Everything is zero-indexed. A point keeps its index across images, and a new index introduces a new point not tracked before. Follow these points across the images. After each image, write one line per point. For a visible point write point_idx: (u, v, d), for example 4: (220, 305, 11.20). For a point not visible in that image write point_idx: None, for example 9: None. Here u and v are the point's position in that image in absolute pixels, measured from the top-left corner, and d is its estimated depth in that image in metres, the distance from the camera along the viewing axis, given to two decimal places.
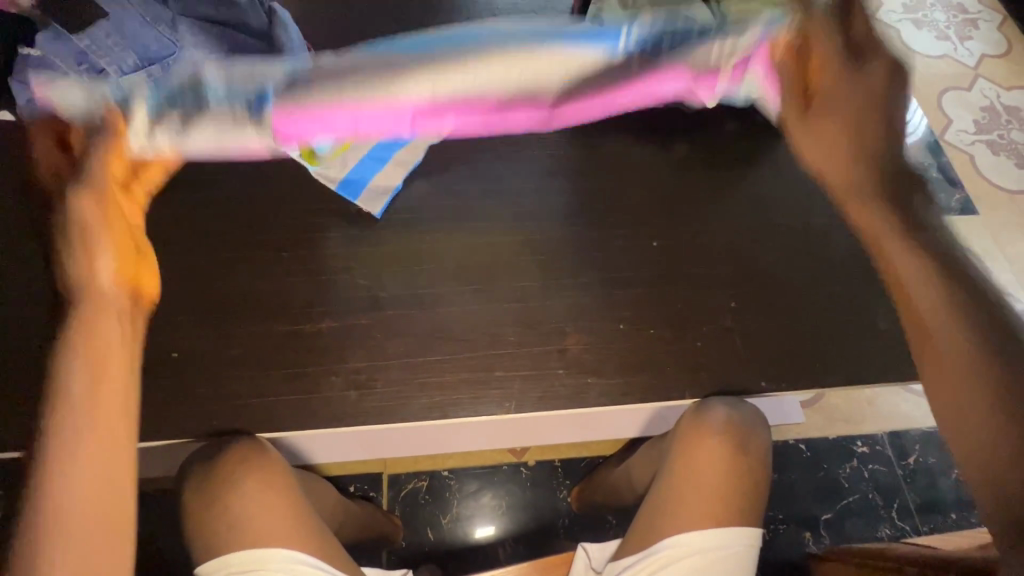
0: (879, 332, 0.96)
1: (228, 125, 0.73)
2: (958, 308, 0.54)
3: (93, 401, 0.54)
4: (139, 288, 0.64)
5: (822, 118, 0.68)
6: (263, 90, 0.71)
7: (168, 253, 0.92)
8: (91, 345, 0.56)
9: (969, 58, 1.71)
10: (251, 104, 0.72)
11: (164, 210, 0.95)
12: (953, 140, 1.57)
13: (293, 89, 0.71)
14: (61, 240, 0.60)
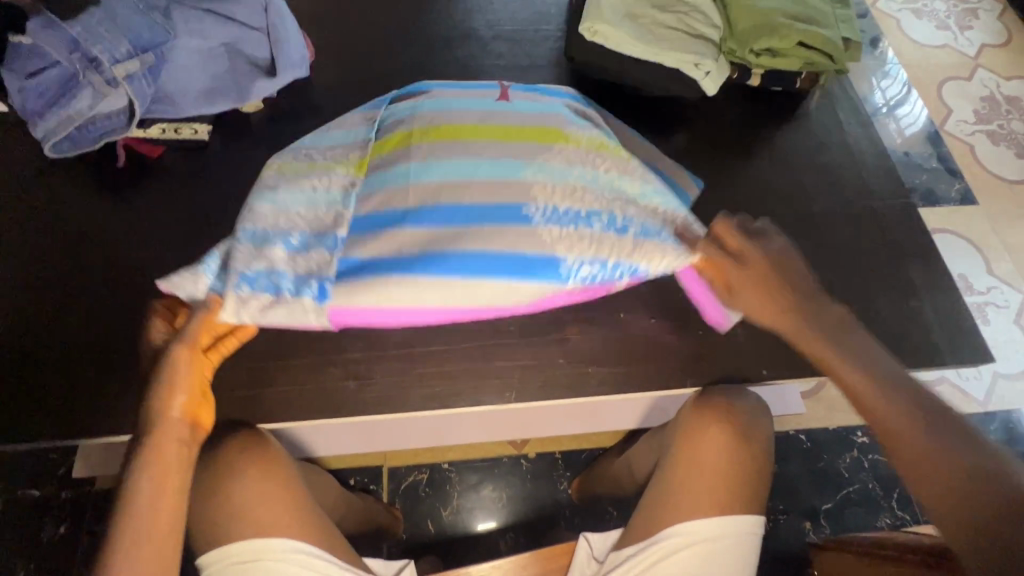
0: (879, 320, 0.96)
1: (289, 311, 0.73)
2: (937, 429, 0.62)
3: (151, 510, 0.63)
4: (202, 422, 0.71)
5: (752, 277, 0.74)
6: (325, 285, 0.74)
7: (163, 244, 0.91)
8: (158, 449, 0.66)
9: (970, 47, 1.70)
10: (316, 294, 0.74)
11: (159, 200, 0.94)
12: (953, 130, 1.56)
13: (350, 295, 0.73)
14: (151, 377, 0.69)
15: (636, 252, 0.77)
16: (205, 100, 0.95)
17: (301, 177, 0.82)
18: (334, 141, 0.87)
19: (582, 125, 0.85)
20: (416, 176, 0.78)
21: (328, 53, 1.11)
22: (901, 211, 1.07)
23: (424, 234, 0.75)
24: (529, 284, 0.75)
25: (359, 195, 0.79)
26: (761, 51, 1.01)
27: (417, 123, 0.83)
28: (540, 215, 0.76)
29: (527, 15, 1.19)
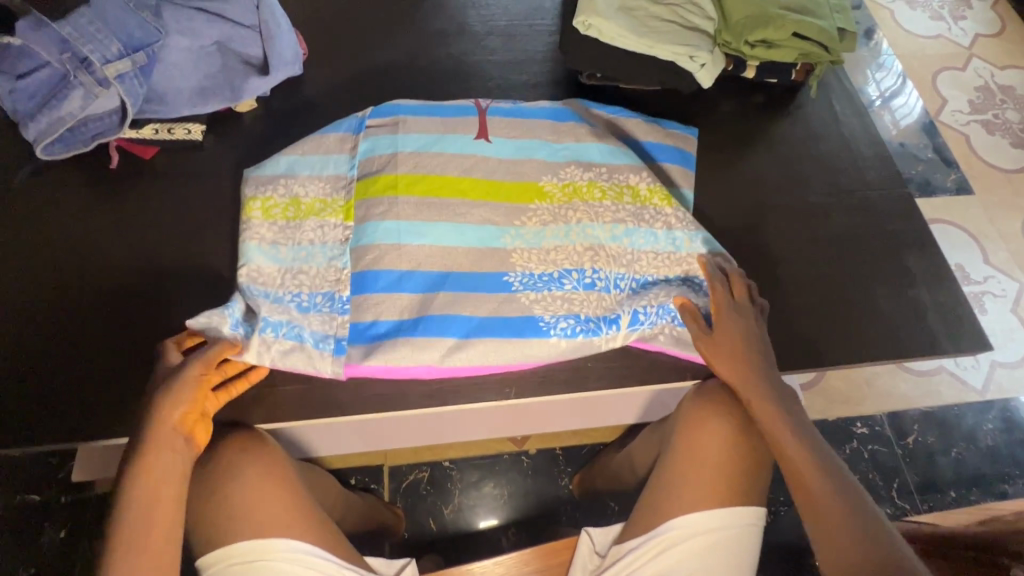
0: (879, 311, 0.96)
1: (308, 362, 0.79)
2: (837, 488, 0.67)
3: (148, 514, 0.64)
4: (197, 436, 0.71)
5: (732, 330, 0.80)
6: (342, 344, 0.80)
7: (159, 245, 0.90)
8: (153, 459, 0.66)
9: (964, 38, 1.70)
10: (333, 350, 0.80)
11: (153, 201, 0.93)
12: (948, 121, 1.57)
13: (368, 355, 0.79)
14: (155, 388, 0.70)
15: (601, 305, 0.84)
16: (197, 98, 0.94)
17: (292, 224, 0.85)
18: (314, 172, 0.88)
19: (557, 170, 0.91)
20: (407, 237, 0.83)
21: (322, 51, 1.11)
22: (898, 201, 1.07)
23: (417, 297, 0.82)
24: (512, 343, 0.81)
25: (352, 249, 0.83)
26: (756, 43, 1.00)
27: (405, 170, 0.87)
28: (520, 282, 0.84)
29: (521, 9, 1.18)
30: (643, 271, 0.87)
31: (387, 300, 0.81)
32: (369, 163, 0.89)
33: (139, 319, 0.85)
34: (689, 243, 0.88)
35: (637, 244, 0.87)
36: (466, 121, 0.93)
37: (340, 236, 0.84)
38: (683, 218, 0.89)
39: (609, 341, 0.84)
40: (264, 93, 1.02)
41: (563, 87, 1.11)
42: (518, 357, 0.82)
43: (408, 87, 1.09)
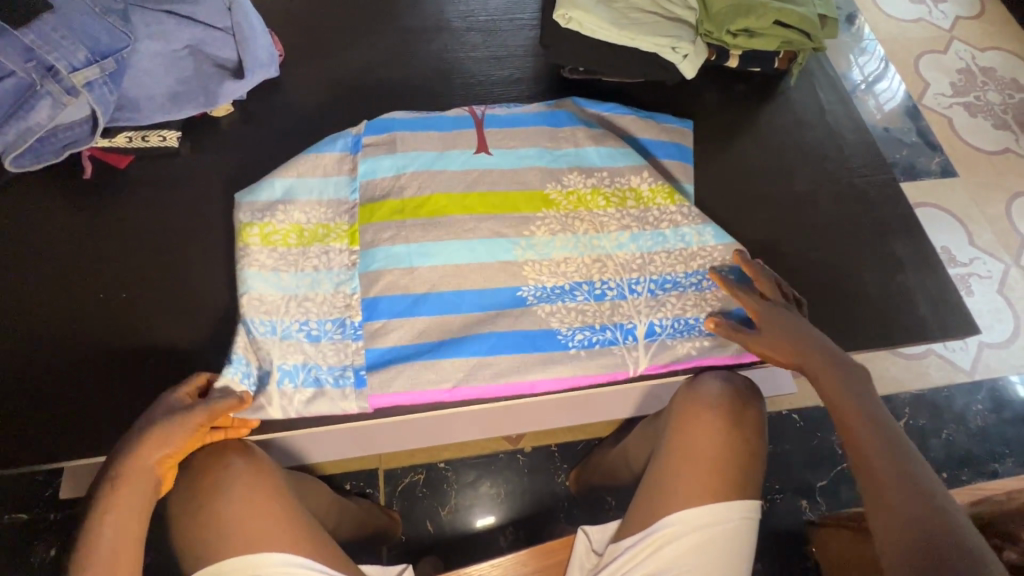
0: (867, 297, 0.96)
1: (331, 399, 0.77)
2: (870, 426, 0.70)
3: (118, 520, 0.64)
4: (167, 478, 0.69)
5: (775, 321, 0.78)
6: (361, 373, 0.78)
7: (136, 256, 0.88)
8: (127, 477, 0.65)
9: (944, 21, 1.71)
10: (353, 383, 0.78)
11: (129, 211, 0.91)
12: (930, 105, 1.57)
13: (384, 382, 0.77)
14: (146, 421, 0.68)
15: (619, 313, 0.83)
16: (171, 104, 0.92)
17: (295, 250, 0.83)
18: (316, 196, 0.86)
19: (560, 177, 0.90)
20: (417, 258, 0.82)
21: (298, 51, 1.09)
22: (883, 186, 1.07)
23: (434, 320, 0.80)
24: (532, 356, 0.80)
25: (361, 274, 0.81)
26: (738, 32, 0.99)
27: (412, 192, 0.86)
28: (533, 295, 0.83)
29: (501, 3, 1.17)
30: (660, 272, 0.86)
31: (406, 324, 0.80)
32: (373, 184, 0.87)
33: (121, 334, 0.84)
34: (698, 237, 0.89)
35: (645, 247, 0.87)
36: (464, 134, 0.92)
37: (346, 260, 0.83)
38: (689, 214, 0.90)
39: (631, 357, 0.82)
40: (240, 96, 0.99)
41: (545, 82, 1.09)
42: (543, 375, 0.80)
43: (388, 86, 1.08)
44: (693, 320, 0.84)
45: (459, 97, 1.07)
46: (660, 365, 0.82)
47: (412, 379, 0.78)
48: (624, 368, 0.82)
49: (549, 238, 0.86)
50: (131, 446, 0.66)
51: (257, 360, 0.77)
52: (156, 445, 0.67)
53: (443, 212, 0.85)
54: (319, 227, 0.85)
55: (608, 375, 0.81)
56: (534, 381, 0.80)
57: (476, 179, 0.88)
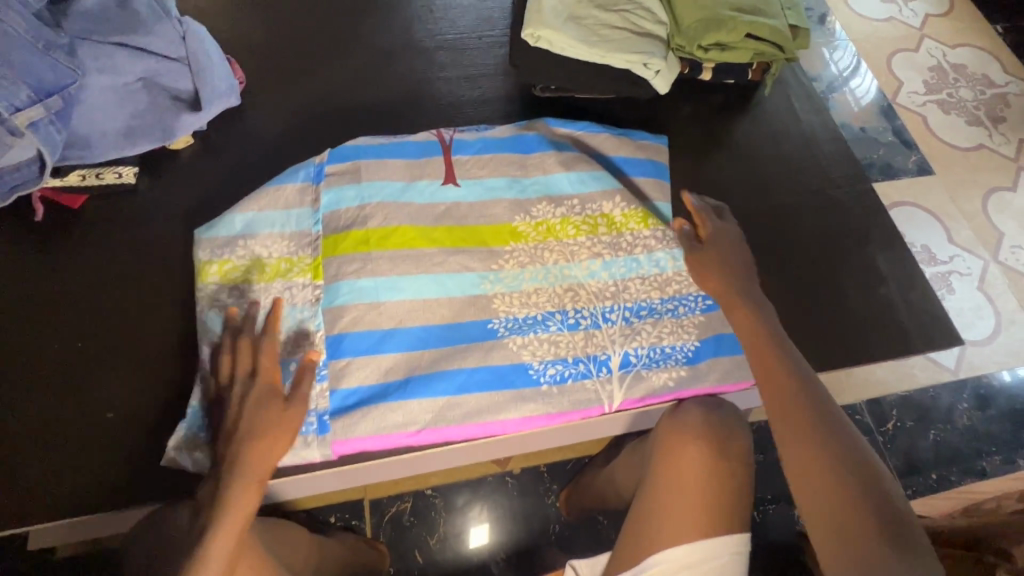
0: (849, 307, 0.96)
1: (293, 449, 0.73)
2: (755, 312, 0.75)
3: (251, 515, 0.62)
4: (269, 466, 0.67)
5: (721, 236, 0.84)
6: (324, 421, 0.74)
7: (93, 300, 0.84)
8: (244, 483, 0.62)
9: (914, 19, 1.72)
10: (316, 431, 0.74)
11: (85, 253, 0.87)
12: (904, 103, 1.58)
13: (348, 427, 0.74)
14: (270, 414, 0.66)
15: (592, 344, 0.81)
16: (126, 140, 0.88)
17: (257, 287, 0.80)
18: (277, 230, 0.83)
19: (528, 209, 0.88)
20: (385, 292, 0.79)
21: (261, 76, 1.05)
22: (861, 194, 1.06)
23: (402, 357, 0.77)
24: (505, 393, 0.77)
25: (325, 310, 0.78)
26: (709, 46, 0.97)
27: (377, 223, 0.83)
28: (504, 327, 0.80)
29: (469, 21, 1.15)
30: (635, 297, 0.85)
31: (372, 363, 0.77)
32: (336, 218, 0.84)
33: (77, 384, 0.79)
34: (673, 262, 0.88)
35: (619, 274, 0.86)
36: (431, 162, 0.89)
37: (310, 296, 0.79)
38: (662, 238, 0.89)
39: (606, 391, 0.79)
40: (200, 127, 0.96)
41: (517, 101, 1.07)
42: (516, 415, 0.77)
43: (355, 109, 1.04)
44: (668, 349, 0.83)
45: (429, 118, 1.05)
46: (636, 398, 0.80)
47: (386, 422, 0.74)
48: (598, 404, 0.79)
49: (518, 269, 0.84)
50: (245, 449, 0.63)
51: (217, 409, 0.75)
52: (271, 453, 0.64)
53: (409, 243, 0.83)
54: (281, 263, 0.82)
55: (584, 413, 0.78)
56: (505, 421, 0.76)
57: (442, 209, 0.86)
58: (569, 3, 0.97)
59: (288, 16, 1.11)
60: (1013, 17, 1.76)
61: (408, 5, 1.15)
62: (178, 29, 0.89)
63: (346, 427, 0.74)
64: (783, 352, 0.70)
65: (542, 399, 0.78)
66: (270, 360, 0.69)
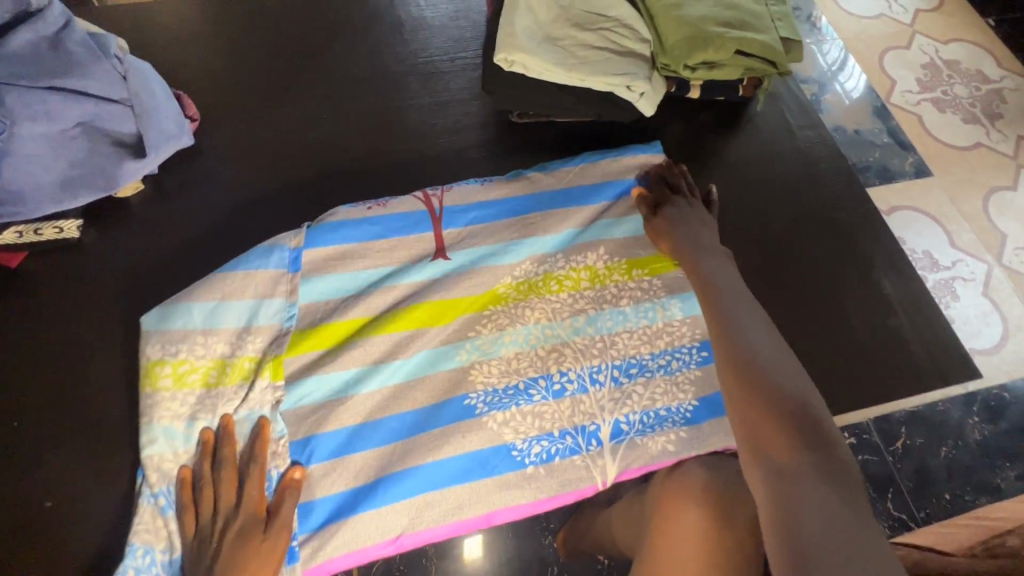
0: (853, 339, 0.90)
1: None
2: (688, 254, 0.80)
3: None
4: None
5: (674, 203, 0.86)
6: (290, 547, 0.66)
7: (31, 371, 0.77)
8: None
9: (904, 15, 1.65)
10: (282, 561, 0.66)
11: (24, 317, 0.80)
12: (898, 100, 1.49)
13: (318, 551, 0.66)
14: (250, 551, 0.62)
15: (580, 413, 0.75)
16: (64, 191, 0.80)
17: (214, 391, 0.72)
18: (241, 323, 0.75)
19: (508, 267, 0.83)
20: (353, 386, 0.73)
21: (218, 110, 0.98)
22: (864, 216, 0.99)
23: (372, 456, 0.71)
24: (486, 482, 0.71)
25: (286, 413, 0.71)
26: (696, 65, 0.90)
27: (356, 314, 0.77)
28: (481, 403, 0.74)
29: (440, 42, 1.08)
30: (626, 364, 0.78)
31: (337, 468, 0.70)
32: (315, 310, 0.77)
33: (13, 466, 0.73)
34: (663, 311, 0.82)
35: (606, 328, 0.80)
36: (415, 240, 0.83)
37: (270, 399, 0.72)
38: (648, 288, 0.83)
39: (598, 467, 0.73)
40: (150, 171, 0.89)
41: (492, 128, 1.01)
42: (501, 504, 0.71)
43: (317, 142, 0.97)
44: (663, 412, 0.77)
45: (397, 149, 0.98)
46: (636, 467, 0.74)
47: (360, 533, 0.67)
48: (590, 481, 0.73)
49: (493, 351, 0.78)
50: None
51: (162, 543, 0.66)
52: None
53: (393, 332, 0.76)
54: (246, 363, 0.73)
55: (577, 493, 0.73)
56: (490, 512, 0.70)
57: (428, 294, 0.79)
58: (544, 24, 0.91)
59: (245, 44, 1.04)
60: (1003, 11, 1.70)
61: (374, 28, 1.08)
62: (118, 68, 0.83)
63: (312, 547, 0.67)
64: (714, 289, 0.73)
65: (527, 483, 0.72)
66: (255, 489, 0.66)
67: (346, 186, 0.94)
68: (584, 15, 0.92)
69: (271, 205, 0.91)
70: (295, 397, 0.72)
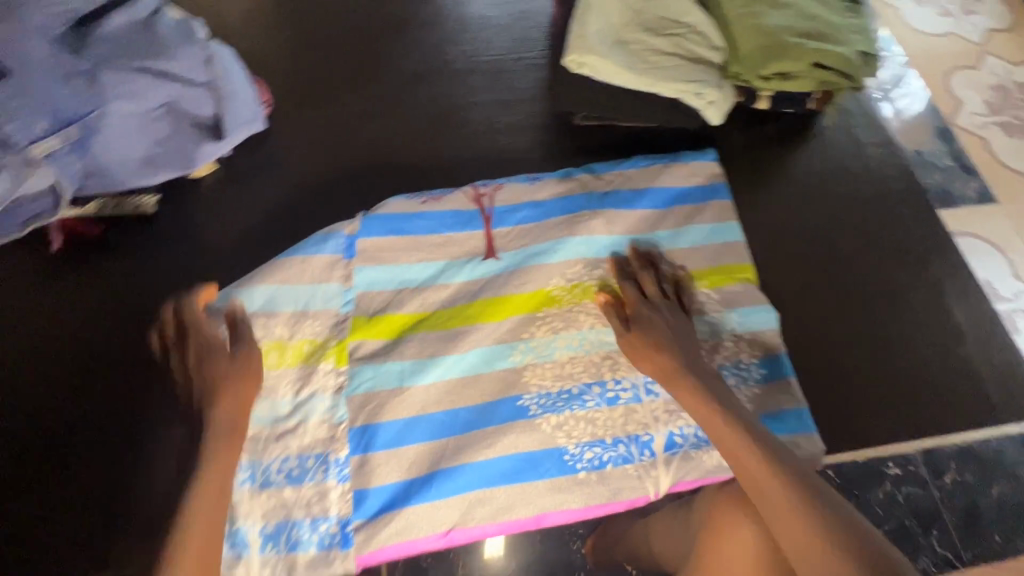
0: (918, 368, 0.87)
1: (321, 559, 0.67)
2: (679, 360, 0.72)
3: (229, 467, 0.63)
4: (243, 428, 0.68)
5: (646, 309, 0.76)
6: (348, 531, 0.68)
7: (104, 338, 0.81)
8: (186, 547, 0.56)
9: (975, 33, 1.36)
10: (340, 543, 0.68)
11: (102, 284, 0.84)
12: (959, 122, 1.22)
13: (373, 537, 0.68)
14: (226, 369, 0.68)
15: (633, 422, 0.75)
16: (147, 167, 0.85)
17: (272, 373, 0.73)
18: (300, 308, 0.77)
19: (564, 270, 0.82)
20: (410, 377, 0.74)
21: (286, 99, 1.01)
22: (933, 241, 0.96)
23: (426, 447, 0.72)
24: (538, 484, 0.71)
25: (348, 398, 0.73)
26: (770, 75, 0.89)
27: (413, 308, 0.79)
28: (536, 404, 0.74)
29: (505, 42, 1.08)
30: None
31: (391, 458, 0.71)
32: (370, 299, 0.79)
33: (85, 428, 0.76)
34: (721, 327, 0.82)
35: None
36: (473, 238, 0.84)
37: (333, 383, 0.74)
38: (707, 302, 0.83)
39: (650, 478, 0.73)
40: (223, 154, 0.92)
41: (554, 128, 1.00)
42: (552, 507, 0.71)
43: (380, 136, 0.99)
44: None
45: (458, 145, 0.99)
46: (690, 480, 0.74)
47: (414, 522, 0.69)
48: (643, 491, 0.73)
49: (545, 354, 0.77)
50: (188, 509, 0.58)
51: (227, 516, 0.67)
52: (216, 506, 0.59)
53: (448, 323, 0.78)
54: (306, 344, 0.75)
55: (629, 502, 0.72)
56: (540, 514, 0.71)
57: (481, 291, 0.80)
58: (616, 27, 0.90)
59: (314, 38, 1.06)
60: None
61: (440, 27, 1.09)
62: (202, 53, 0.85)
63: (367, 532, 0.68)
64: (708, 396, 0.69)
65: (578, 488, 0.72)
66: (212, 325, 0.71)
67: (406, 180, 0.95)
68: (658, 20, 0.91)
69: (334, 194, 0.93)
70: (354, 387, 0.73)
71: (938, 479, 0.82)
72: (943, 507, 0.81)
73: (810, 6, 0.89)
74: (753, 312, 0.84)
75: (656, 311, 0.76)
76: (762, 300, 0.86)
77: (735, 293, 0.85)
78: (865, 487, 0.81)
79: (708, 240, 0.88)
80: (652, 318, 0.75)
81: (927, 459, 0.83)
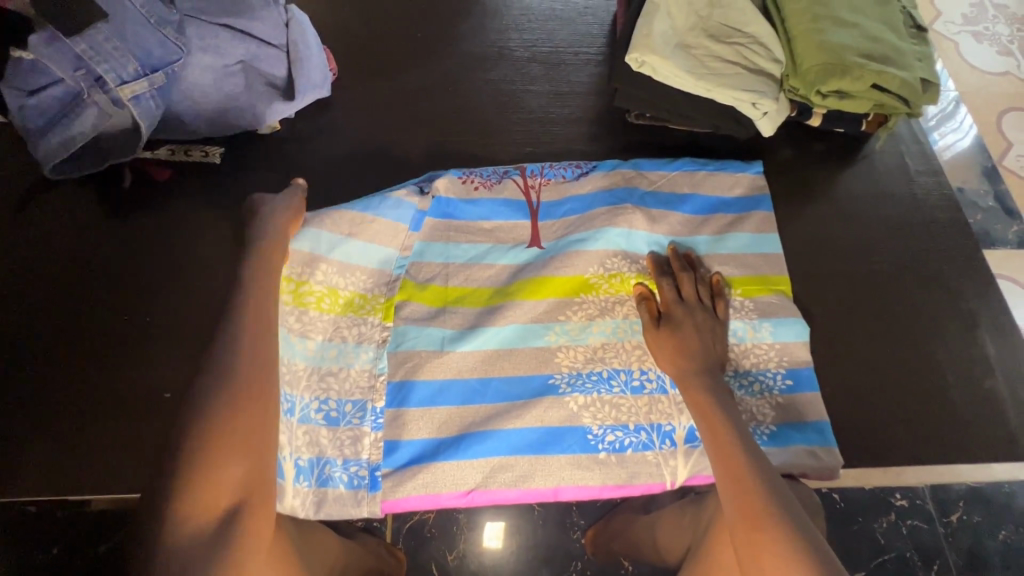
0: (945, 395, 0.87)
1: (350, 501, 0.72)
2: (698, 364, 0.73)
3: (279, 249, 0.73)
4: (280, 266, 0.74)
5: (682, 310, 0.78)
6: (377, 480, 0.73)
7: (163, 277, 0.87)
8: (210, 467, 0.53)
9: None
10: (367, 488, 0.72)
11: (165, 226, 0.90)
12: (1004, 165, 1.20)
13: (399, 487, 0.73)
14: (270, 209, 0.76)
15: (656, 412, 0.77)
16: (218, 120, 0.89)
17: (325, 316, 0.78)
18: (358, 261, 0.81)
19: (603, 259, 0.84)
20: (449, 343, 0.78)
21: (350, 70, 1.04)
22: (973, 274, 0.96)
23: (456, 410, 0.76)
24: (559, 457, 0.75)
25: (390, 354, 0.77)
26: (828, 92, 0.89)
27: (457, 282, 0.82)
28: (565, 382, 0.77)
29: (567, 35, 1.11)
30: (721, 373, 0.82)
31: (424, 417, 0.75)
32: (419, 267, 0.83)
33: (137, 358, 0.82)
34: (753, 333, 0.84)
35: None
36: (518, 220, 0.87)
37: (377, 337, 0.78)
38: (742, 309, 0.85)
39: (669, 467, 0.75)
40: (288, 116, 0.96)
41: (605, 124, 1.03)
42: (568, 482, 0.74)
43: (438, 114, 1.02)
44: None
45: (511, 131, 1.01)
46: (705, 475, 0.76)
47: (437, 478, 0.73)
48: (659, 479, 0.75)
49: (579, 336, 0.80)
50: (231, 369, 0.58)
51: None
52: (246, 410, 0.57)
53: (488, 299, 0.82)
54: (359, 295, 0.80)
55: (646, 487, 0.75)
56: (558, 487, 0.74)
57: (524, 271, 0.83)
58: (679, 30, 0.92)
59: (382, 13, 1.10)
60: None
61: (503, 14, 1.12)
62: (282, 15, 0.89)
63: (394, 478, 0.73)
64: (720, 405, 0.69)
65: (597, 467, 0.75)
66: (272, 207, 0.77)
67: (458, 158, 0.98)
68: (722, 28, 0.93)
69: (388, 165, 0.97)
70: (394, 345, 0.78)
71: (944, 516, 0.85)
72: (945, 543, 0.83)
73: (876, 28, 0.90)
74: (787, 323, 0.85)
75: (689, 313, 0.78)
76: (795, 312, 0.87)
77: (770, 304, 0.86)
78: (871, 514, 0.84)
79: (748, 247, 0.90)
80: (683, 319, 0.77)
81: (934, 495, 0.85)
